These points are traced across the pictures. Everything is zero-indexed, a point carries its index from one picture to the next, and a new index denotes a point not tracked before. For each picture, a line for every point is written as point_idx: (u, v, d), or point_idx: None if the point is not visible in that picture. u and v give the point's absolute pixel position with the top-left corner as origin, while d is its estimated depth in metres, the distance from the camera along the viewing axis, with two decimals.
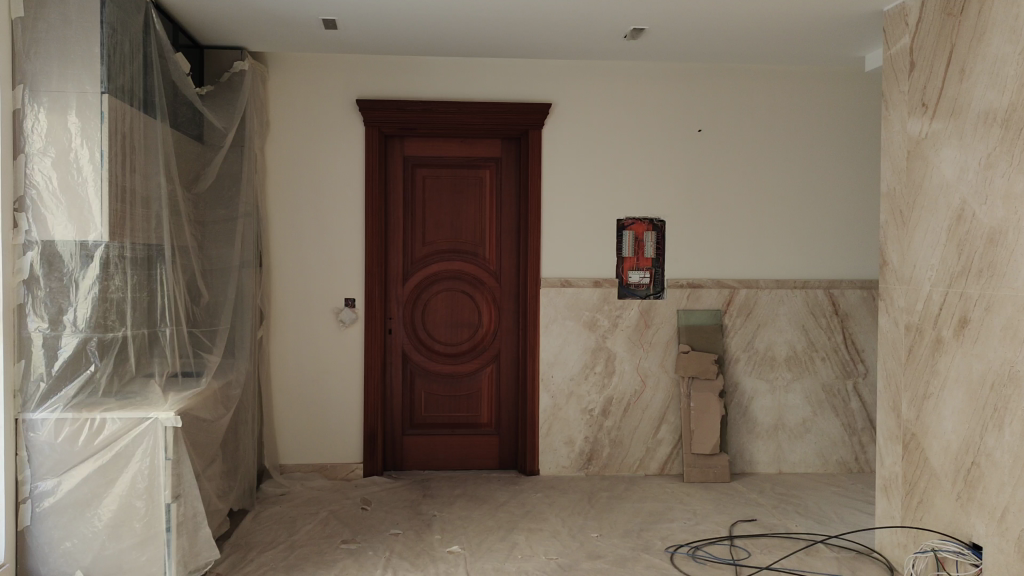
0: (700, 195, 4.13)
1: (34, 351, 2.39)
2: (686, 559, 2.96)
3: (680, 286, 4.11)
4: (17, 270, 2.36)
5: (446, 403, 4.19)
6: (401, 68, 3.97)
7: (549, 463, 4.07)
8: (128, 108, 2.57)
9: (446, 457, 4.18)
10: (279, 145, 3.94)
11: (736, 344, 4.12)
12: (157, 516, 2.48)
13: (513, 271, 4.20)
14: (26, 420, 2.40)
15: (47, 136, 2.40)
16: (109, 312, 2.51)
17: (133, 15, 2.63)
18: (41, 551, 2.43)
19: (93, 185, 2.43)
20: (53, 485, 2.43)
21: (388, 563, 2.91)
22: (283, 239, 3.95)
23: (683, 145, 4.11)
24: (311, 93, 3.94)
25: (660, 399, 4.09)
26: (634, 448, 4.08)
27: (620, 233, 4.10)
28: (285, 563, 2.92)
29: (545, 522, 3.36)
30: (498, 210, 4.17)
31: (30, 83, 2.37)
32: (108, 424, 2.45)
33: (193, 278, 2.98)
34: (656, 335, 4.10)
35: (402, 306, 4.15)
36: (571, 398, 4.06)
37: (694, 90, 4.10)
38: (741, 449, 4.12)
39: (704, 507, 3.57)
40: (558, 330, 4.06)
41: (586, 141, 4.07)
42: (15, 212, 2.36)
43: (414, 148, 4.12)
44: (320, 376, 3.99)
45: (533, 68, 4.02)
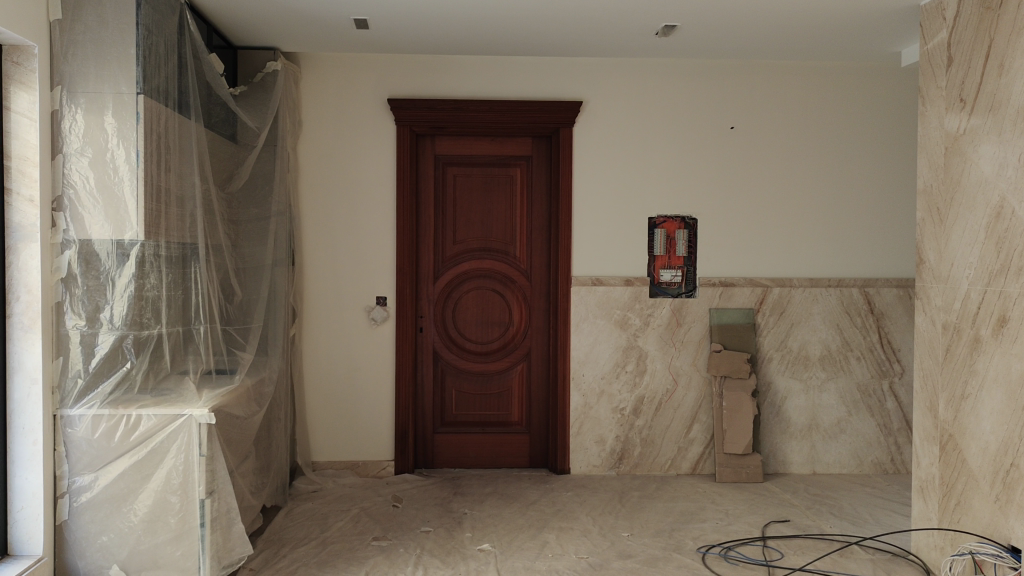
0: (733, 193, 4.09)
1: (71, 348, 2.43)
2: (718, 560, 2.94)
3: (713, 284, 4.08)
4: (55, 269, 2.41)
5: (477, 401, 4.20)
6: (433, 67, 3.98)
7: (580, 462, 4.06)
8: (162, 109, 2.60)
9: (477, 455, 4.18)
10: (311, 145, 3.97)
11: (769, 343, 4.09)
12: (191, 512, 2.51)
13: (544, 269, 4.19)
14: (64, 416, 2.44)
15: (84, 137, 2.43)
16: (144, 310, 2.55)
17: (168, 17, 2.66)
18: (79, 546, 2.46)
19: (129, 185, 2.47)
20: (89, 480, 2.46)
21: (419, 560, 2.92)
22: (315, 237, 3.98)
23: (715, 142, 4.08)
24: (343, 92, 3.96)
25: (692, 399, 4.06)
26: (665, 447, 4.06)
27: (652, 231, 4.08)
28: (317, 559, 2.94)
29: (576, 521, 3.35)
30: (528, 208, 4.16)
31: (67, 83, 2.41)
32: (144, 420, 2.48)
33: (227, 277, 3.01)
34: (688, 333, 4.07)
35: (433, 304, 4.16)
36: (602, 397, 4.05)
37: (726, 87, 4.06)
38: (774, 449, 4.08)
39: (737, 507, 3.54)
40: (589, 329, 4.05)
41: (617, 139, 4.05)
42: (53, 212, 2.41)
43: (445, 147, 4.13)
44: (351, 373, 4.02)
45: (564, 66, 4.01)
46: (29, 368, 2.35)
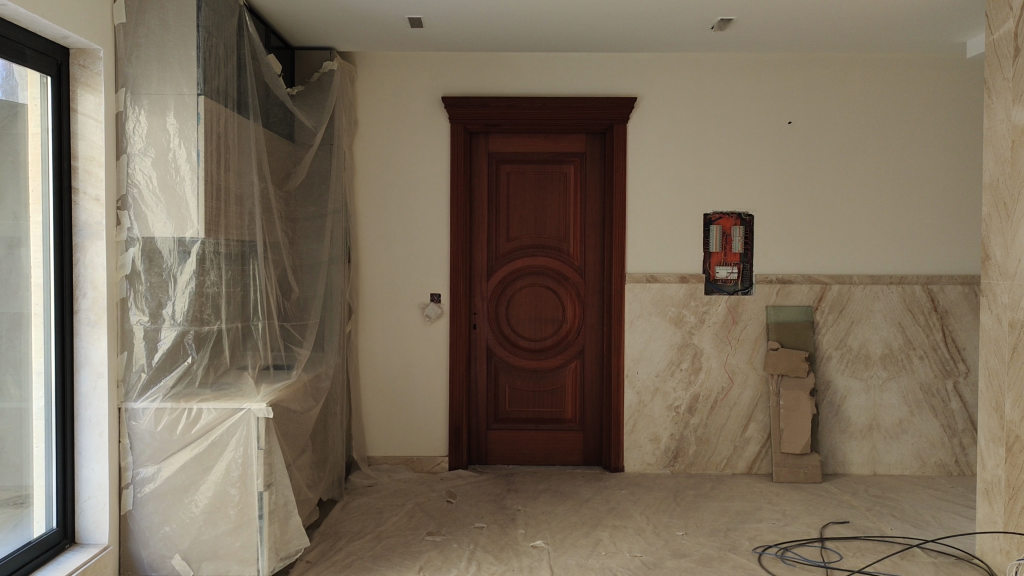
0: (791, 189, 4.03)
1: (135, 343, 2.50)
2: (775, 560, 2.90)
3: (770, 281, 4.02)
4: (120, 266, 2.49)
5: (531, 398, 4.20)
6: (487, 65, 3.99)
7: (634, 460, 4.04)
8: (222, 109, 2.65)
9: (530, 453, 4.19)
10: (367, 143, 4.01)
11: (828, 342, 4.01)
12: (250, 504, 2.54)
13: (598, 266, 4.17)
14: (128, 409, 2.51)
15: (148, 137, 2.50)
16: (204, 305, 2.58)
17: (227, 20, 2.70)
18: (142, 535, 2.53)
19: (190, 184, 2.51)
20: (153, 471, 2.53)
21: (472, 556, 2.94)
22: (371, 235, 4.03)
23: (772, 137, 4.02)
24: (398, 91, 4.00)
25: (748, 397, 4.01)
26: (721, 446, 4.02)
27: (708, 228, 4.03)
28: (372, 552, 2.97)
29: (630, 519, 3.34)
30: (582, 205, 4.15)
31: (131, 86, 2.49)
32: (204, 414, 2.53)
33: (284, 273, 3.05)
34: (744, 331, 4.02)
35: (487, 301, 4.17)
36: (657, 395, 4.03)
37: (784, 81, 4.00)
38: (833, 450, 4.01)
39: (794, 507, 3.49)
40: (643, 326, 4.02)
41: (672, 135, 4.02)
42: (118, 211, 2.49)
43: (499, 144, 4.13)
44: (406, 370, 4.05)
45: (618, 62, 3.99)
46: (95, 363, 2.43)
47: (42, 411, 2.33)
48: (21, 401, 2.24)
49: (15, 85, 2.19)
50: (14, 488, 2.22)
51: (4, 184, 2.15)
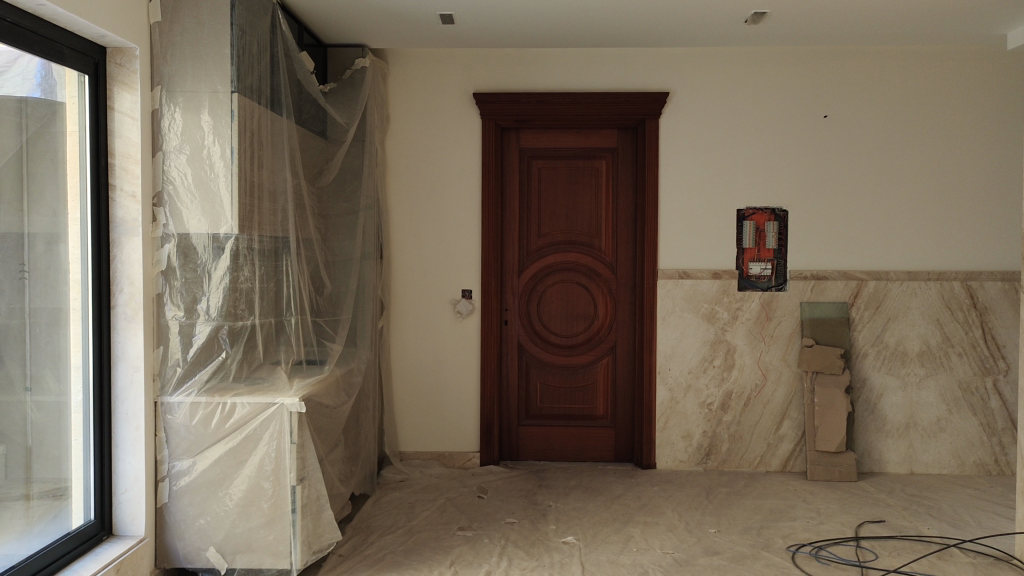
0: (826, 183, 3.99)
1: (171, 338, 2.53)
2: (809, 559, 2.87)
3: (805, 278, 3.98)
4: (156, 262, 2.51)
5: (563, 394, 4.19)
6: (518, 61, 3.99)
7: (666, 457, 4.02)
8: (256, 106, 2.67)
9: (561, 449, 4.18)
10: (399, 139, 4.03)
11: (864, 339, 3.97)
12: (283, 497, 2.56)
13: (630, 262, 4.15)
14: (164, 402, 2.54)
15: (183, 135, 2.52)
16: (238, 301, 2.61)
17: (262, 16, 2.72)
18: (178, 528, 2.56)
19: (224, 181, 2.54)
20: (188, 465, 2.56)
21: (504, 551, 2.94)
22: (403, 231, 4.05)
23: (807, 131, 3.98)
24: (430, 88, 4.01)
25: (782, 394, 3.97)
26: (754, 444, 3.99)
27: (741, 223, 4.00)
28: (404, 547, 2.99)
29: (661, 516, 3.32)
30: (614, 201, 4.13)
31: (167, 84, 2.51)
32: (239, 408, 2.55)
33: (317, 269, 3.08)
34: (778, 328, 3.98)
35: (518, 297, 4.17)
36: (689, 392, 4.00)
37: (820, 74, 3.96)
38: (869, 448, 3.96)
39: (829, 506, 3.46)
40: (676, 323, 4.00)
41: (705, 130, 3.99)
42: (154, 207, 2.51)
43: (530, 140, 4.13)
44: (437, 365, 4.07)
45: (650, 56, 3.97)
46: (132, 357, 2.46)
47: (80, 405, 2.37)
48: (60, 395, 2.29)
49: (53, 84, 2.23)
50: (54, 480, 2.27)
51: (42, 182, 2.20)
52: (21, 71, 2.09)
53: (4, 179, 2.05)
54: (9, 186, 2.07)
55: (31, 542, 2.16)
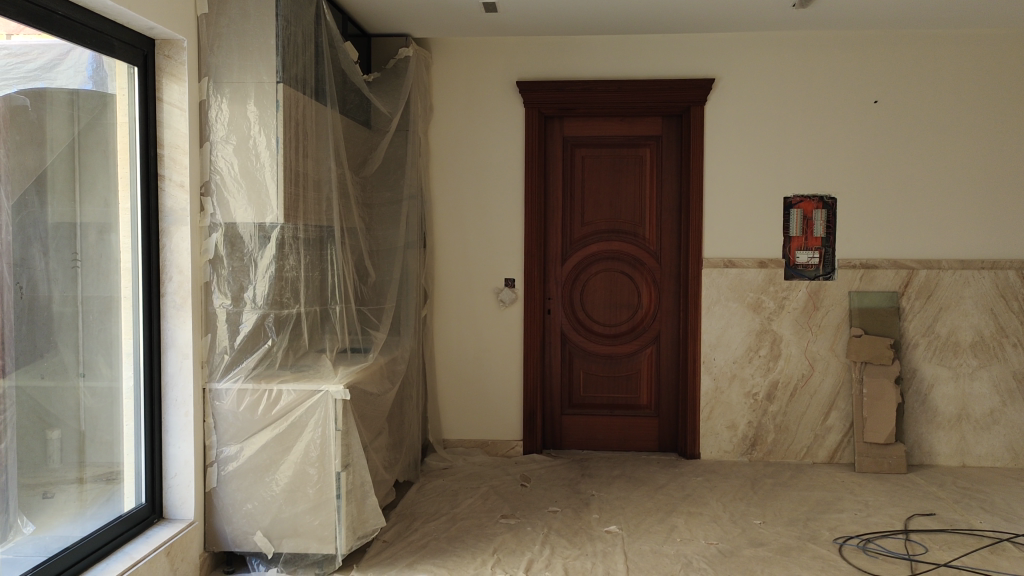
0: (877, 171, 3.92)
1: (219, 326, 2.57)
2: (856, 552, 2.83)
3: (853, 267, 3.91)
4: (204, 250, 2.55)
5: (606, 383, 4.18)
6: (562, 48, 3.98)
7: (710, 447, 4.00)
8: (301, 96, 2.69)
9: (605, 438, 4.18)
10: (442, 129, 4.04)
11: (915, 328, 3.89)
12: (328, 483, 2.58)
13: (674, 251, 4.11)
14: (212, 389, 2.58)
15: (229, 125, 2.55)
16: (284, 290, 2.64)
17: (307, 7, 2.74)
18: (226, 512, 2.61)
19: (270, 170, 2.56)
20: (235, 450, 2.60)
21: (547, 539, 2.95)
22: (446, 220, 4.06)
23: (857, 118, 3.91)
24: (473, 76, 4.01)
25: (830, 384, 3.92)
26: (801, 434, 3.94)
27: (788, 212, 3.95)
28: (447, 534, 3.01)
29: (705, 506, 3.30)
30: (658, 189, 4.10)
31: (214, 75, 2.54)
32: (284, 395, 2.58)
33: (361, 258, 3.09)
34: (826, 318, 3.92)
35: (561, 286, 4.17)
36: (734, 381, 3.97)
37: (870, 60, 3.89)
38: (919, 440, 3.89)
39: (878, 498, 3.40)
40: (721, 312, 3.97)
41: (750, 117, 3.94)
42: (202, 197, 2.55)
43: (574, 128, 4.11)
44: (480, 354, 4.08)
45: (696, 43, 3.93)
46: (181, 344, 2.50)
47: (131, 391, 2.42)
48: (113, 380, 2.34)
49: (104, 76, 2.27)
50: (107, 465, 2.33)
51: (94, 173, 2.25)
52: (73, 64, 2.14)
53: (57, 170, 2.10)
54: (62, 176, 2.12)
55: (85, 525, 2.21)
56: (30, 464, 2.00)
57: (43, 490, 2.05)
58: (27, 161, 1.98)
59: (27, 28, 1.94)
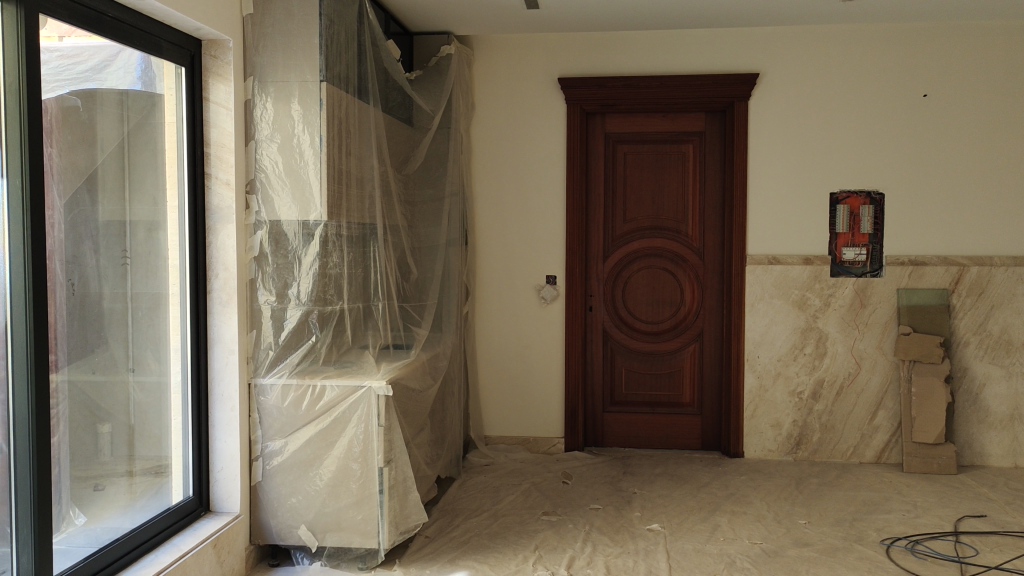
0: (926, 167, 3.84)
1: (264, 322, 2.60)
2: (904, 553, 2.78)
3: (902, 263, 3.84)
4: (249, 248, 2.59)
5: (648, 380, 4.16)
6: (604, 45, 3.96)
7: (754, 446, 3.96)
8: (344, 95, 2.71)
9: (647, 436, 4.15)
10: (484, 126, 4.05)
11: (965, 326, 3.81)
12: (371, 479, 2.60)
13: (718, 248, 4.08)
14: (258, 384, 2.62)
15: (274, 123, 2.58)
16: (328, 287, 2.66)
17: (350, 6, 2.75)
18: (271, 506, 2.64)
19: (314, 168, 2.59)
20: (280, 445, 2.63)
21: (588, 537, 2.94)
22: (488, 216, 4.07)
23: (906, 112, 3.84)
24: (514, 73, 4.02)
25: (877, 383, 3.86)
26: (847, 434, 3.88)
27: (835, 208, 3.89)
28: (489, 530, 3.02)
29: (749, 505, 3.27)
30: (701, 186, 4.06)
31: (259, 74, 2.57)
32: (328, 390, 2.60)
33: (403, 255, 3.11)
34: (873, 315, 3.86)
35: (603, 282, 4.15)
36: (779, 380, 3.92)
37: (920, 52, 3.81)
38: (970, 440, 3.81)
39: (926, 499, 3.34)
40: (765, 309, 3.92)
41: (795, 112, 3.89)
42: (248, 195, 2.59)
43: (616, 125, 4.09)
44: (522, 350, 4.08)
45: (739, 37, 3.88)
46: (227, 340, 2.54)
47: (178, 385, 2.46)
48: (160, 375, 2.38)
49: (153, 77, 2.31)
50: (155, 458, 2.37)
51: (143, 172, 2.29)
52: (123, 65, 2.18)
53: (107, 169, 2.14)
54: (112, 175, 2.16)
55: (135, 517, 2.26)
56: (82, 457, 2.04)
57: (94, 483, 2.09)
58: (79, 160, 2.02)
59: (77, 29, 1.98)
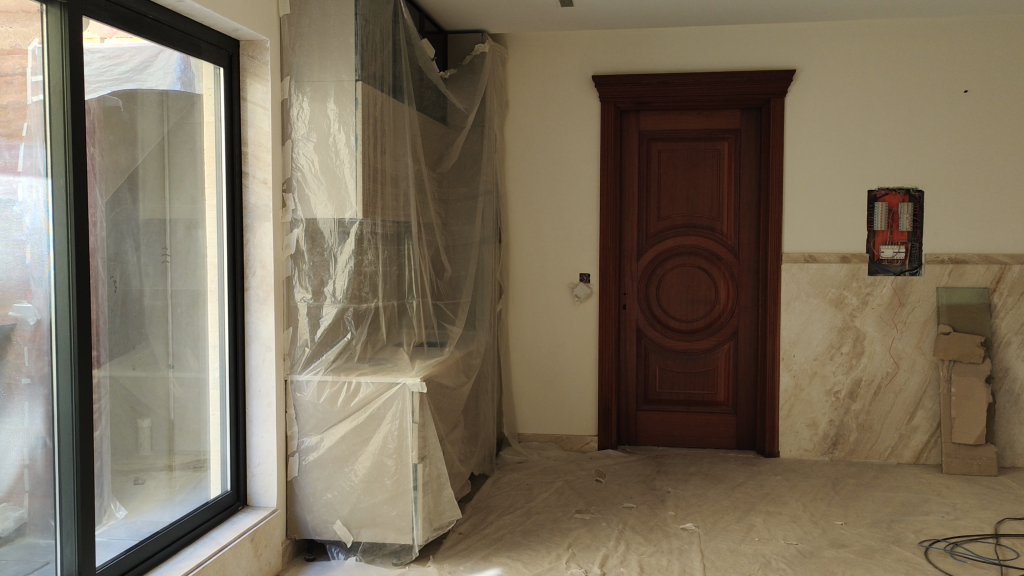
0: (967, 163, 3.78)
1: (300, 319, 2.64)
2: (943, 556, 2.74)
3: (942, 261, 3.78)
4: (286, 246, 2.62)
5: (682, 379, 4.14)
6: (638, 42, 3.95)
7: (790, 446, 3.92)
8: (379, 94, 2.73)
9: (681, 434, 4.14)
10: (518, 124, 4.06)
11: (1007, 326, 3.75)
12: (405, 475, 2.62)
13: (753, 246, 4.04)
14: (294, 381, 2.65)
15: (310, 123, 2.61)
16: (363, 284, 2.67)
17: (385, 6, 2.77)
18: (307, 501, 2.67)
19: (349, 167, 2.61)
20: (316, 441, 2.66)
21: (621, 535, 2.94)
22: (521, 214, 4.08)
23: (945, 108, 3.78)
24: (549, 71, 4.02)
25: (916, 383, 3.81)
26: (885, 434, 3.84)
27: (873, 205, 3.84)
28: (522, 527, 3.03)
29: (785, 506, 3.24)
30: (737, 183, 4.03)
31: (295, 75, 2.60)
32: (363, 387, 2.63)
33: (437, 254, 3.11)
34: (911, 314, 3.81)
35: (637, 280, 4.14)
36: (815, 379, 3.89)
37: (961, 48, 3.75)
38: (1011, 441, 3.74)
39: (966, 501, 3.29)
40: (801, 308, 3.88)
41: (832, 109, 3.85)
42: (285, 193, 2.62)
43: (650, 122, 4.07)
44: (555, 348, 4.09)
45: (775, 34, 3.85)
46: (264, 337, 2.58)
47: (217, 381, 2.50)
48: (199, 371, 2.42)
49: (192, 77, 2.35)
50: (194, 453, 2.41)
51: (182, 171, 2.33)
52: (162, 65, 2.22)
53: (147, 168, 2.18)
54: (152, 174, 2.20)
55: (174, 510, 2.30)
56: (123, 451, 2.08)
57: (134, 477, 2.13)
58: (120, 160, 2.06)
59: (118, 31, 2.02)
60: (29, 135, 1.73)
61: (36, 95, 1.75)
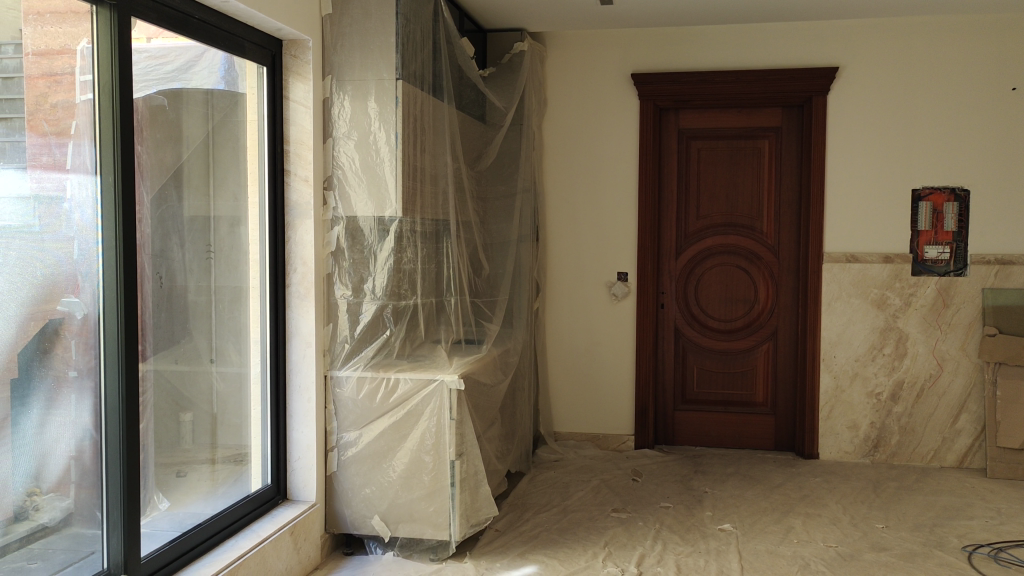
0: (1015, 162, 3.70)
1: (340, 316, 2.67)
2: (987, 561, 2.70)
3: (988, 262, 3.71)
4: (327, 243, 2.66)
5: (720, 378, 4.11)
6: (678, 40, 3.93)
7: (829, 448, 3.88)
8: (419, 93, 2.75)
9: (719, 434, 4.11)
10: (556, 122, 4.06)
11: None
12: (442, 471, 2.64)
13: (794, 245, 4.00)
14: (333, 376, 2.69)
15: (351, 121, 2.64)
16: (402, 281, 2.68)
17: (425, 5, 2.79)
18: (345, 496, 2.70)
19: (389, 165, 2.63)
20: (354, 436, 2.69)
21: (658, 535, 2.93)
22: (559, 212, 4.08)
23: (993, 106, 3.71)
24: (587, 69, 4.02)
25: (960, 385, 3.74)
26: (928, 437, 3.78)
27: (917, 205, 3.79)
28: (558, 525, 3.04)
29: (824, 508, 3.21)
30: (777, 182, 3.99)
31: (336, 74, 2.63)
32: (402, 383, 2.65)
33: (476, 252, 3.12)
34: (956, 316, 3.74)
35: (675, 280, 4.12)
36: (856, 380, 3.84)
37: (1010, 45, 3.68)
38: None
39: (1012, 506, 3.23)
40: (843, 309, 3.84)
41: (876, 107, 3.79)
42: (326, 191, 2.65)
43: (690, 121, 4.05)
44: (592, 347, 4.09)
45: (818, 31, 3.81)
46: (304, 333, 2.62)
47: (259, 375, 2.55)
48: (241, 366, 2.46)
49: (236, 77, 2.39)
50: (236, 447, 2.45)
51: (225, 168, 2.36)
52: (207, 65, 2.26)
53: (192, 166, 2.22)
54: (197, 171, 2.24)
55: (216, 503, 2.34)
56: (166, 444, 2.12)
57: (177, 469, 2.17)
58: (165, 159, 2.10)
59: (165, 31, 2.06)
60: (78, 134, 1.78)
61: (85, 94, 1.80)
